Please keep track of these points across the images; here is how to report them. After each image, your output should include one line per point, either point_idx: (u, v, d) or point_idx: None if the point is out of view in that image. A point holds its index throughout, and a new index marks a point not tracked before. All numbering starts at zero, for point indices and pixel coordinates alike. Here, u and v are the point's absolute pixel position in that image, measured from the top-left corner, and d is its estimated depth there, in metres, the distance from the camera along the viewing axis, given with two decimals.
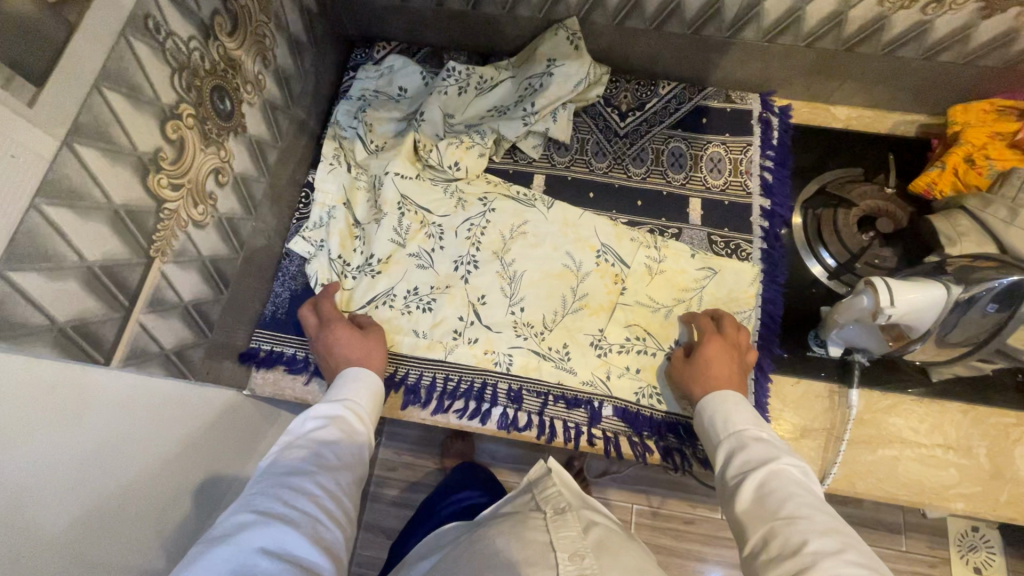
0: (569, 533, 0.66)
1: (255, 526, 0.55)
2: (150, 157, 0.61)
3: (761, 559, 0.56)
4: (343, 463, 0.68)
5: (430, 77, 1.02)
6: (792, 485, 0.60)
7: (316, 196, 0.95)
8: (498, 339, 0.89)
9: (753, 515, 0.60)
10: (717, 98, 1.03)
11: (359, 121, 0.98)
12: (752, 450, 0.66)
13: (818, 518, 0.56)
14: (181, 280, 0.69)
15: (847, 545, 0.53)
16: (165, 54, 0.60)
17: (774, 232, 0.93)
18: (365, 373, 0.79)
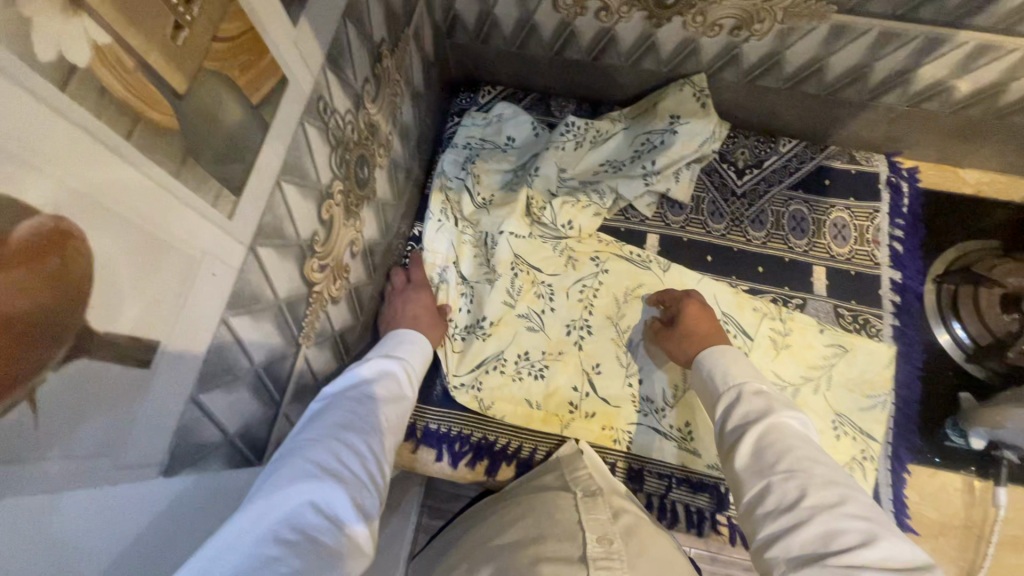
0: (599, 517, 0.66)
1: (311, 472, 0.50)
2: (308, 244, 0.57)
3: (757, 512, 0.54)
4: (390, 425, 0.63)
5: (541, 129, 0.98)
6: (793, 439, 0.57)
7: (426, 254, 0.92)
8: (618, 415, 0.86)
9: (749, 471, 0.57)
10: (842, 159, 0.97)
11: (469, 175, 0.94)
12: (745, 402, 0.64)
13: (816, 471, 0.53)
14: (318, 360, 0.66)
15: (846, 496, 0.50)
16: (328, 134, 0.57)
17: (906, 308, 0.89)
18: (415, 338, 0.78)
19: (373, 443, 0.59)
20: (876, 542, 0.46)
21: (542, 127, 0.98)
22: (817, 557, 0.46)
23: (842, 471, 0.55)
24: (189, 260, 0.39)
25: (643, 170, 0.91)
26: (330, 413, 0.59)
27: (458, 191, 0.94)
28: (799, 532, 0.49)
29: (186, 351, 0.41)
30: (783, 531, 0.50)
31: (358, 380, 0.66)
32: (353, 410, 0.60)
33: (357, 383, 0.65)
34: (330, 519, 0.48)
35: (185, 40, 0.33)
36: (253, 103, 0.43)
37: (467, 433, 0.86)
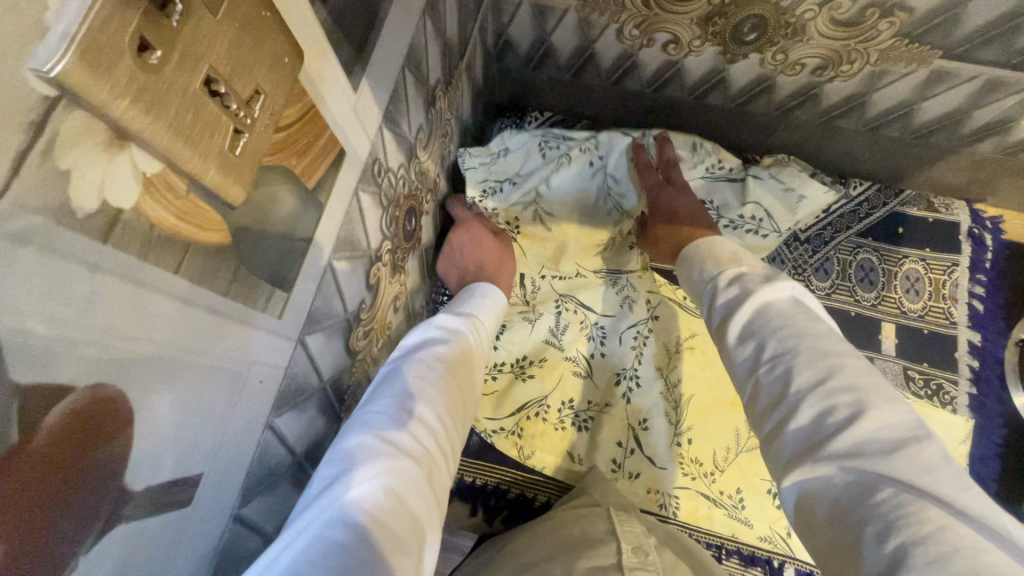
0: (636, 529, 0.62)
1: (385, 450, 0.42)
2: (354, 314, 0.52)
3: (758, 411, 0.46)
4: (456, 385, 0.53)
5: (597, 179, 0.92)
6: (776, 318, 0.49)
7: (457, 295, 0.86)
8: (663, 477, 0.78)
9: (740, 359, 0.49)
10: (918, 204, 0.90)
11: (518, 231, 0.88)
12: (726, 294, 0.54)
13: (800, 348, 0.45)
14: None
15: (835, 369, 0.43)
16: (381, 196, 0.52)
17: (986, 375, 0.82)
18: (487, 294, 0.72)
19: (448, 409, 0.50)
20: (865, 418, 0.39)
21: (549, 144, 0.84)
22: (811, 452, 0.40)
23: (838, 336, 0.47)
24: (235, 376, 0.34)
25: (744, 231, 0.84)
26: (399, 374, 0.50)
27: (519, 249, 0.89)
28: (794, 422, 0.42)
29: (229, 469, 0.36)
30: (781, 425, 0.43)
31: (431, 335, 0.57)
32: (426, 371, 0.51)
33: (426, 341, 0.56)
34: (405, 506, 0.39)
35: (245, 146, 0.27)
36: (310, 187, 0.38)
37: (504, 487, 0.81)
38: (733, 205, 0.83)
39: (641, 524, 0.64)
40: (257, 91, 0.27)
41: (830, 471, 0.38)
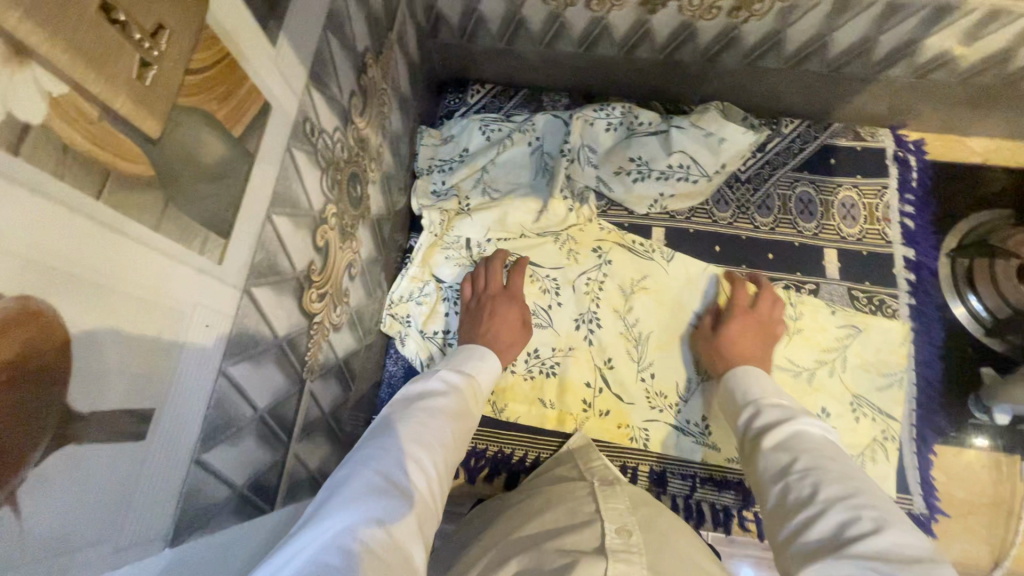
0: (618, 506, 0.60)
1: (376, 484, 0.48)
2: (304, 275, 0.54)
3: (786, 505, 0.52)
4: (451, 434, 0.60)
5: (540, 143, 0.95)
6: (811, 445, 0.56)
7: (409, 271, 0.86)
8: (632, 411, 0.83)
9: (771, 474, 0.56)
10: (846, 136, 0.95)
11: (466, 207, 0.92)
12: (766, 414, 0.63)
13: (830, 467, 0.52)
14: (325, 393, 0.63)
15: (834, 496, 0.49)
16: (317, 156, 0.53)
17: (923, 285, 0.87)
18: (485, 354, 0.75)
19: (439, 456, 0.57)
20: (886, 531, 0.44)
21: (491, 126, 0.95)
22: (835, 548, 0.44)
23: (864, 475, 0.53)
24: (178, 315, 0.35)
25: (661, 185, 0.88)
26: (398, 425, 0.57)
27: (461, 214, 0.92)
28: (820, 522, 0.47)
29: (184, 412, 0.37)
30: (802, 530, 0.48)
31: (432, 389, 0.65)
32: (419, 422, 0.59)
33: (426, 394, 0.64)
34: (390, 531, 0.45)
35: (154, 78, 0.29)
36: (236, 136, 0.39)
37: (483, 447, 0.83)
38: (660, 156, 0.86)
39: (624, 499, 0.63)
40: (161, 27, 0.29)
41: (848, 561, 0.42)
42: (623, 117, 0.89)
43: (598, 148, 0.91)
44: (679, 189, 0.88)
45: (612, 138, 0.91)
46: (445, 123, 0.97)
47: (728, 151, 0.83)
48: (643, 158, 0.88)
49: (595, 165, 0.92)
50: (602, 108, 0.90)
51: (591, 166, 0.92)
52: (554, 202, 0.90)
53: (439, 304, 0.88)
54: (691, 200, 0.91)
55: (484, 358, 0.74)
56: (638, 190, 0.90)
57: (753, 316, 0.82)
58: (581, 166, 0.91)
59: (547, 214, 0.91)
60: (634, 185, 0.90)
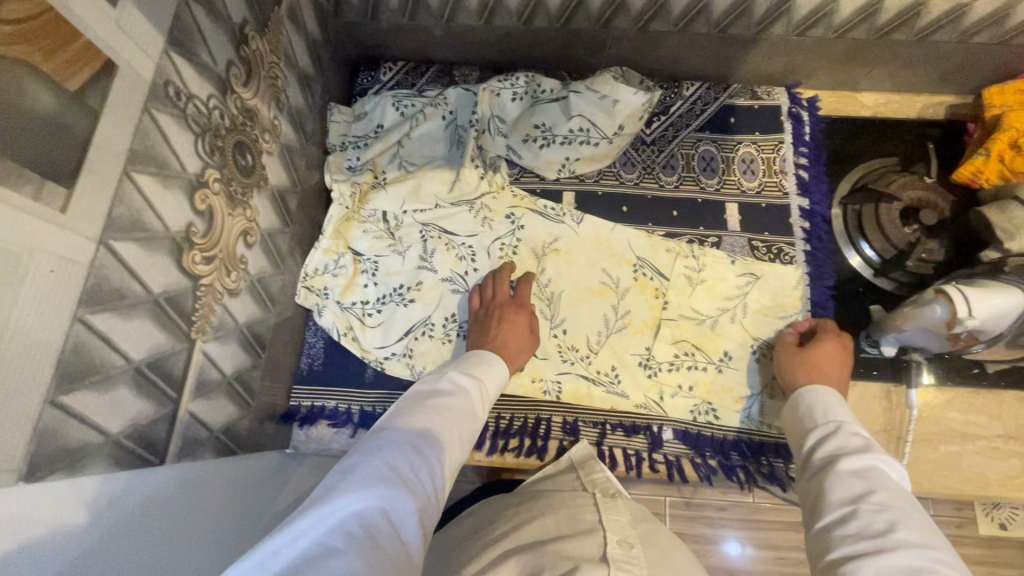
0: (620, 517, 0.62)
1: (382, 478, 0.50)
2: (182, 235, 0.56)
3: (837, 535, 0.54)
4: (456, 432, 0.62)
5: (452, 116, 0.97)
6: (889, 481, 0.57)
7: (323, 243, 0.89)
8: (546, 367, 0.87)
9: (839, 498, 0.57)
10: (744, 96, 0.99)
11: (383, 181, 0.94)
12: (846, 439, 0.64)
13: (896, 508, 0.54)
14: (223, 356, 0.65)
15: (938, 546, 0.50)
16: (188, 120, 0.55)
17: (816, 232, 0.91)
18: (494, 359, 0.75)
19: (446, 454, 0.58)
20: None
21: (404, 101, 0.97)
22: None
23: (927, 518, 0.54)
24: (14, 260, 0.37)
25: (565, 150, 0.92)
26: (408, 422, 0.59)
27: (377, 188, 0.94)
28: (880, 559, 0.49)
29: (31, 355, 0.39)
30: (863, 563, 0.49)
31: (442, 385, 0.67)
32: (427, 420, 0.60)
33: (437, 390, 0.65)
34: (390, 528, 0.46)
35: None
36: (72, 90, 0.41)
37: None
38: (561, 122, 0.90)
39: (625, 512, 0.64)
40: None
41: None
42: (525, 87, 0.93)
43: (506, 118, 0.94)
44: (582, 151, 0.91)
45: (517, 107, 0.94)
46: (359, 101, 0.99)
47: (621, 112, 0.87)
48: (545, 123, 0.91)
49: (503, 135, 0.95)
50: (505, 79, 0.93)
51: (500, 136, 0.95)
52: (466, 171, 0.93)
53: (358, 276, 0.90)
54: (598, 162, 0.94)
55: (494, 363, 0.74)
56: (545, 156, 0.93)
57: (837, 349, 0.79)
58: (491, 136, 0.95)
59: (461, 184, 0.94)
60: (540, 151, 0.93)
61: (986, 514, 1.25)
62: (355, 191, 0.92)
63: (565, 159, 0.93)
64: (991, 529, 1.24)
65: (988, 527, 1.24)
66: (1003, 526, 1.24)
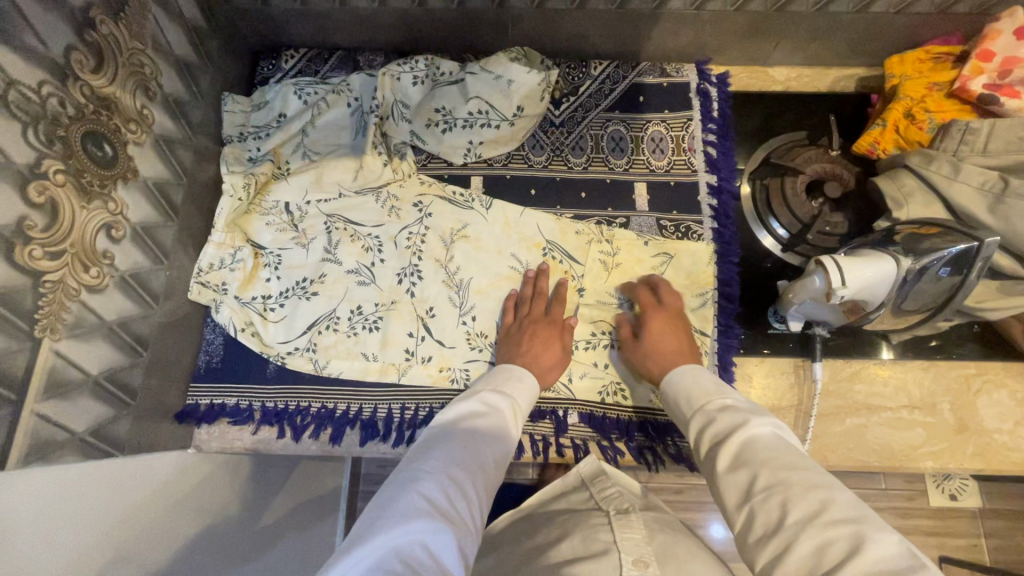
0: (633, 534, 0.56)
1: (423, 511, 0.49)
2: (12, 228, 0.53)
3: (751, 541, 0.49)
4: (493, 457, 0.61)
5: (357, 103, 0.95)
6: (765, 450, 0.54)
7: (219, 238, 0.86)
8: (453, 356, 0.86)
9: (735, 495, 0.53)
10: (653, 74, 0.98)
11: (284, 172, 0.92)
12: (719, 422, 0.61)
13: (780, 481, 0.49)
14: (86, 356, 0.63)
15: (825, 499, 0.46)
16: (10, 107, 0.52)
17: (725, 208, 0.90)
18: (526, 375, 0.74)
19: (482, 479, 0.57)
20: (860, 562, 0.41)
21: (305, 89, 0.95)
22: None
23: (822, 466, 0.51)
24: None
25: (468, 135, 0.90)
26: (443, 451, 0.58)
27: (279, 179, 0.92)
28: (793, 556, 0.44)
29: None
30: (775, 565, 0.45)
31: (472, 409, 0.66)
32: (461, 447, 0.59)
33: (467, 416, 0.65)
34: (433, 561, 0.46)
35: None
36: None
37: (307, 404, 0.84)
38: (459, 105, 0.88)
39: (638, 524, 0.59)
40: None
41: None
42: (427, 72, 0.91)
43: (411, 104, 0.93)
44: (485, 136, 0.90)
45: (419, 92, 0.92)
46: (259, 90, 0.96)
47: (519, 94, 0.85)
48: (446, 107, 0.89)
49: (407, 122, 0.93)
50: (406, 63, 0.91)
51: (404, 122, 0.93)
52: (368, 159, 0.91)
53: (260, 270, 0.88)
54: (504, 146, 0.93)
55: (524, 378, 0.73)
56: (449, 142, 0.92)
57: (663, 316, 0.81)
58: (394, 122, 0.93)
59: (365, 173, 0.92)
60: (444, 137, 0.91)
61: (935, 485, 1.25)
62: (250, 182, 0.87)
63: (470, 145, 0.91)
64: (939, 499, 1.25)
65: (936, 497, 1.25)
66: (949, 496, 1.25)
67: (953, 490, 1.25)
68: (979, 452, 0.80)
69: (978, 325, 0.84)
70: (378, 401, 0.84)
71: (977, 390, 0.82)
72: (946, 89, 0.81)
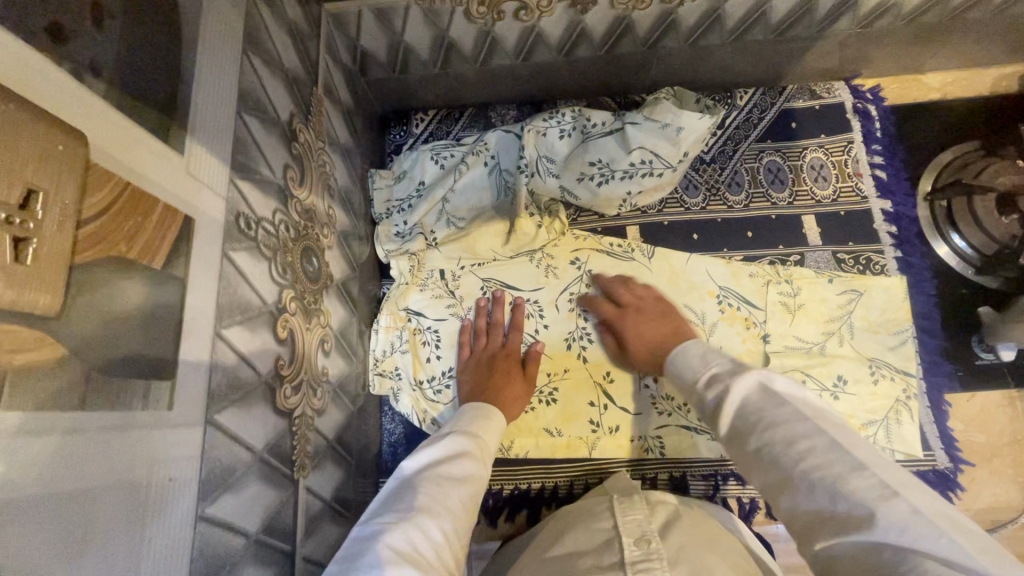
0: (636, 516, 0.55)
1: (383, 560, 0.46)
2: (272, 374, 0.50)
3: (775, 507, 0.42)
4: (458, 509, 0.55)
5: (498, 161, 0.90)
6: (755, 406, 0.47)
7: (384, 322, 0.84)
8: (642, 422, 0.80)
9: (744, 456, 0.46)
10: (802, 97, 0.93)
11: (433, 242, 0.88)
12: (708, 393, 0.52)
13: (779, 434, 0.43)
14: (323, 482, 0.60)
15: (808, 449, 0.41)
16: (260, 246, 0.49)
17: (906, 235, 0.85)
18: (490, 412, 0.70)
19: (451, 534, 0.53)
20: (849, 491, 0.37)
21: (443, 154, 0.91)
22: (826, 528, 0.37)
23: (818, 413, 0.44)
24: (135, 487, 0.32)
25: (626, 186, 0.86)
26: (396, 500, 0.54)
27: (428, 251, 0.89)
28: (803, 504, 0.39)
29: None
30: (792, 507, 0.40)
31: (441, 453, 0.61)
32: (414, 493, 0.55)
33: (436, 458, 0.60)
34: None
35: (36, 251, 0.26)
36: (158, 265, 0.35)
37: (499, 487, 0.81)
38: (620, 156, 0.83)
39: (644, 508, 0.56)
40: (32, 189, 0.26)
41: (850, 541, 0.35)
42: (573, 124, 0.86)
43: (558, 157, 0.88)
44: (644, 185, 0.85)
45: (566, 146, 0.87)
46: (397, 160, 0.93)
47: (685, 138, 0.80)
48: (601, 159, 0.84)
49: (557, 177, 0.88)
50: (551, 116, 0.87)
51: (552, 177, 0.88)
52: (523, 221, 0.85)
53: (422, 350, 0.84)
54: (661, 192, 0.88)
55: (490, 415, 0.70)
56: (605, 194, 0.87)
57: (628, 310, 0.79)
58: (542, 179, 0.88)
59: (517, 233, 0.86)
60: (598, 189, 0.87)
61: None
62: (413, 263, 0.88)
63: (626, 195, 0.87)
64: None
65: None
66: None
67: None
68: None
69: None
70: (571, 476, 0.81)
71: None
72: None
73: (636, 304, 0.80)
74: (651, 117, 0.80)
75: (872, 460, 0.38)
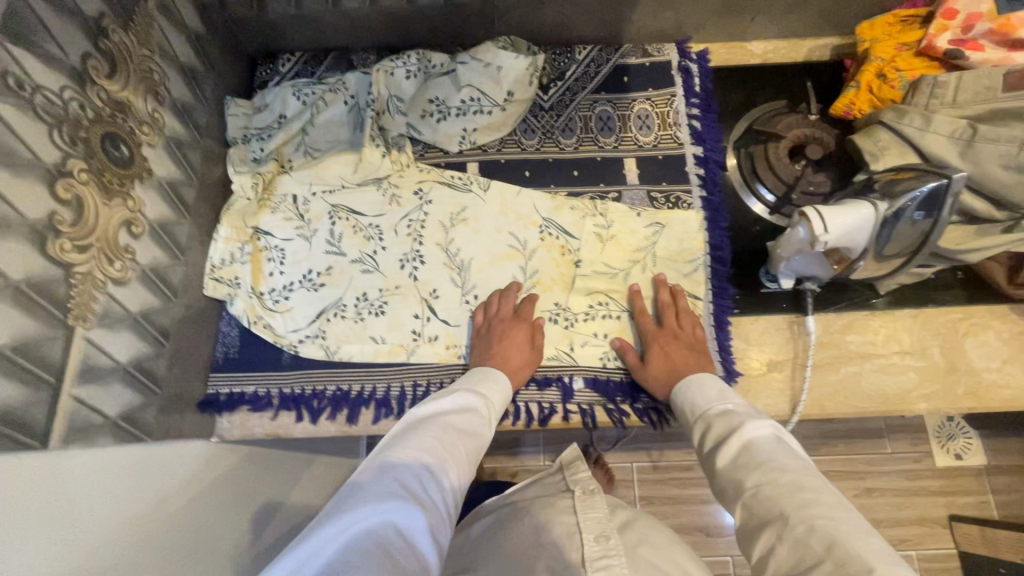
0: (596, 513, 0.70)
1: (396, 493, 0.53)
2: (45, 224, 0.57)
3: (742, 527, 0.54)
4: (467, 455, 0.64)
5: (354, 100, 0.98)
6: (765, 452, 0.57)
7: (226, 233, 0.90)
8: (459, 333, 0.89)
9: (729, 470, 0.58)
10: (635, 55, 1.02)
11: (288, 168, 0.96)
12: (719, 424, 0.64)
13: (782, 480, 0.53)
14: (115, 344, 0.67)
15: (810, 499, 0.50)
16: (37, 109, 0.56)
17: (712, 177, 0.94)
18: (491, 374, 0.77)
19: (455, 474, 0.61)
20: (846, 543, 0.45)
21: (304, 91, 0.98)
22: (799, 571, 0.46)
23: (811, 470, 0.54)
24: None
25: (461, 124, 0.96)
26: (393, 442, 0.62)
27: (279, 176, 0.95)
28: (777, 552, 0.48)
29: None
30: (766, 554, 0.50)
31: (452, 405, 0.69)
32: (417, 436, 0.62)
33: (446, 410, 0.68)
34: (405, 543, 0.49)
35: None
36: None
37: (323, 388, 0.87)
38: (452, 95, 0.94)
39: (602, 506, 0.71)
40: None
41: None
42: (418, 67, 0.97)
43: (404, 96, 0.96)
44: (477, 123, 0.95)
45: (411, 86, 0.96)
46: (260, 94, 1.00)
47: (507, 78, 0.91)
48: (438, 98, 0.95)
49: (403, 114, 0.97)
50: (398, 58, 0.96)
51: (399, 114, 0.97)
52: (366, 151, 0.94)
53: (263, 263, 0.91)
54: (496, 132, 0.97)
55: (499, 380, 0.77)
56: (444, 131, 0.96)
57: (666, 335, 0.83)
58: (390, 116, 0.96)
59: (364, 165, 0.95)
60: (438, 127, 0.96)
61: (941, 446, 1.35)
62: (257, 181, 0.93)
63: (463, 133, 0.96)
64: (945, 459, 1.35)
65: (943, 458, 1.34)
66: (956, 456, 1.35)
67: (958, 450, 1.35)
68: (969, 391, 0.83)
69: (963, 272, 0.89)
70: (389, 379, 0.88)
71: (965, 334, 0.86)
72: (915, 48, 0.85)
73: (667, 329, 0.84)
74: (477, 59, 0.92)
75: (865, 528, 0.47)
